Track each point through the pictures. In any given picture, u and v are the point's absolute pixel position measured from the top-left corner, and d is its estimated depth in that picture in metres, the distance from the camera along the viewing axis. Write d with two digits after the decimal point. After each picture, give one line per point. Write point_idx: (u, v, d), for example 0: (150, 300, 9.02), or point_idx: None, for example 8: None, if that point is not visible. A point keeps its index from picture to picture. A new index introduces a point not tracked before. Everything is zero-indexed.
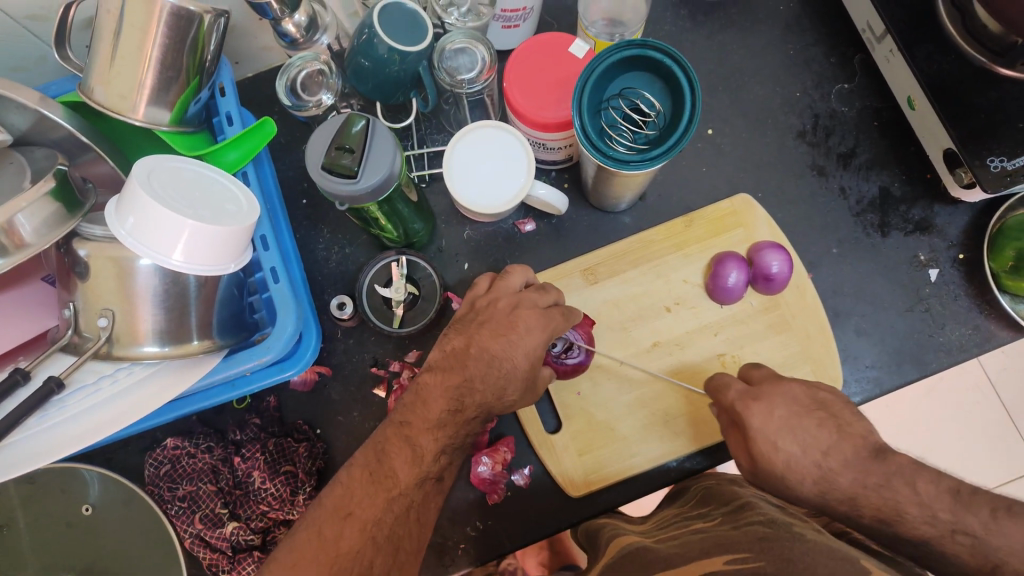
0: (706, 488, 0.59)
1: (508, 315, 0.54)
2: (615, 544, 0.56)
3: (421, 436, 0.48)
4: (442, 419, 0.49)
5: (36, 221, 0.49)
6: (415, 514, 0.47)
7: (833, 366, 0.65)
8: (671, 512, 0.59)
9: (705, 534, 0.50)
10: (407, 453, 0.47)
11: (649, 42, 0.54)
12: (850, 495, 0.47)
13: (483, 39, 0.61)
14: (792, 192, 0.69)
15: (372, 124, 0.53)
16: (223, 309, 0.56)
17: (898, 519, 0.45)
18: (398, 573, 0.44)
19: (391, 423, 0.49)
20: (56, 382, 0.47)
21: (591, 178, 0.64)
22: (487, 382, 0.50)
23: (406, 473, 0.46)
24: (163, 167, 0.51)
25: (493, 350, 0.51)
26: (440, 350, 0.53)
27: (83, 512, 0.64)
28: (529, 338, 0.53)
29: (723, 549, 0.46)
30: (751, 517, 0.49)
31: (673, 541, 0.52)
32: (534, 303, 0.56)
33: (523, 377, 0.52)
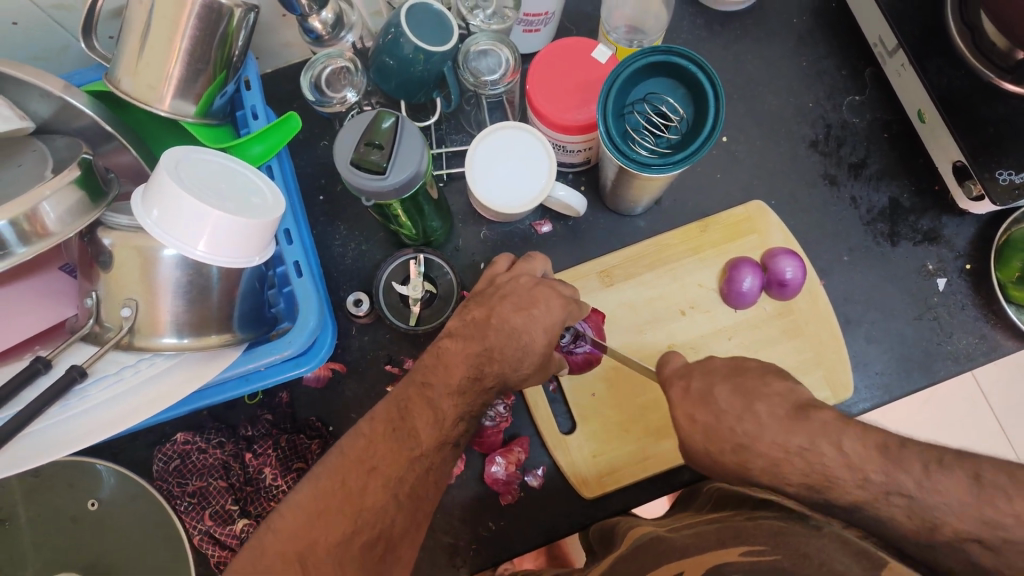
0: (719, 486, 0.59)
1: (530, 291, 0.55)
2: (631, 535, 0.56)
3: (444, 403, 0.49)
4: (463, 385, 0.50)
5: (61, 209, 0.49)
6: (433, 476, 0.48)
7: (844, 371, 0.66)
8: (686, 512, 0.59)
9: (720, 523, 0.50)
10: (428, 415, 0.48)
11: (674, 48, 0.55)
12: (772, 461, 0.45)
13: (507, 41, 0.62)
14: (804, 201, 0.71)
15: (400, 122, 0.53)
16: (245, 303, 0.56)
17: (827, 485, 0.43)
18: (415, 529, 0.47)
19: (413, 383, 0.49)
20: (79, 371, 0.47)
21: (611, 180, 0.65)
22: (506, 353, 0.52)
23: (429, 434, 0.47)
24: (189, 159, 0.51)
25: (512, 322, 0.52)
26: (461, 318, 0.54)
27: (89, 507, 0.63)
28: (549, 315, 0.54)
29: (738, 540, 0.45)
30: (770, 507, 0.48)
31: (688, 530, 0.52)
32: (554, 283, 0.57)
33: (541, 354, 0.53)
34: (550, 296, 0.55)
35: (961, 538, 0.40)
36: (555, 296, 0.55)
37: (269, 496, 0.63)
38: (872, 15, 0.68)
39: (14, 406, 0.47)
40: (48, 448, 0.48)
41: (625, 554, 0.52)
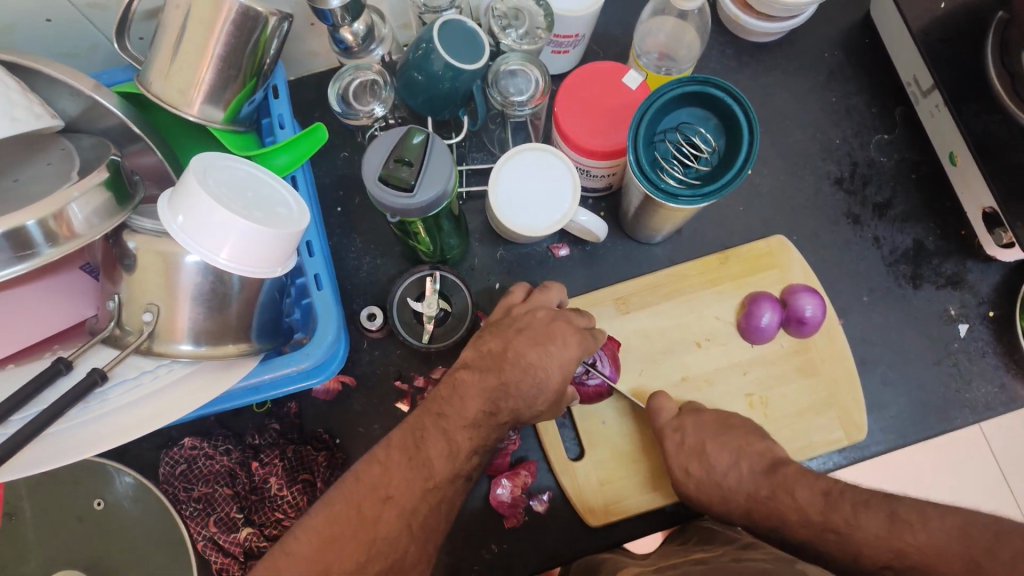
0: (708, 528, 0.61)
1: (546, 326, 0.55)
2: (619, 573, 0.56)
3: (461, 437, 0.48)
4: (477, 418, 0.49)
5: (89, 210, 0.48)
6: (444, 506, 0.48)
7: (860, 413, 0.65)
8: (673, 548, 0.60)
9: (706, 565, 0.51)
10: (443, 446, 0.47)
11: (711, 80, 0.55)
12: (745, 508, 0.55)
13: (537, 63, 0.61)
14: (827, 238, 0.70)
15: (430, 140, 0.53)
16: (264, 313, 0.55)
17: (783, 525, 0.52)
18: (425, 557, 0.47)
19: (428, 412, 0.49)
20: (99, 375, 0.47)
21: (633, 209, 0.64)
22: (521, 388, 0.51)
23: (443, 466, 0.47)
24: (216, 166, 0.50)
25: (529, 359, 0.52)
26: (476, 350, 0.53)
27: (95, 507, 0.63)
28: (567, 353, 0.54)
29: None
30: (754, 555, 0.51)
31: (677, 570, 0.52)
32: (567, 316, 0.57)
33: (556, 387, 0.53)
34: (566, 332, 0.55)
35: (879, 567, 0.45)
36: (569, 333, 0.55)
37: (274, 505, 0.62)
38: (906, 54, 0.68)
39: (33, 406, 0.47)
40: (62, 451, 0.48)
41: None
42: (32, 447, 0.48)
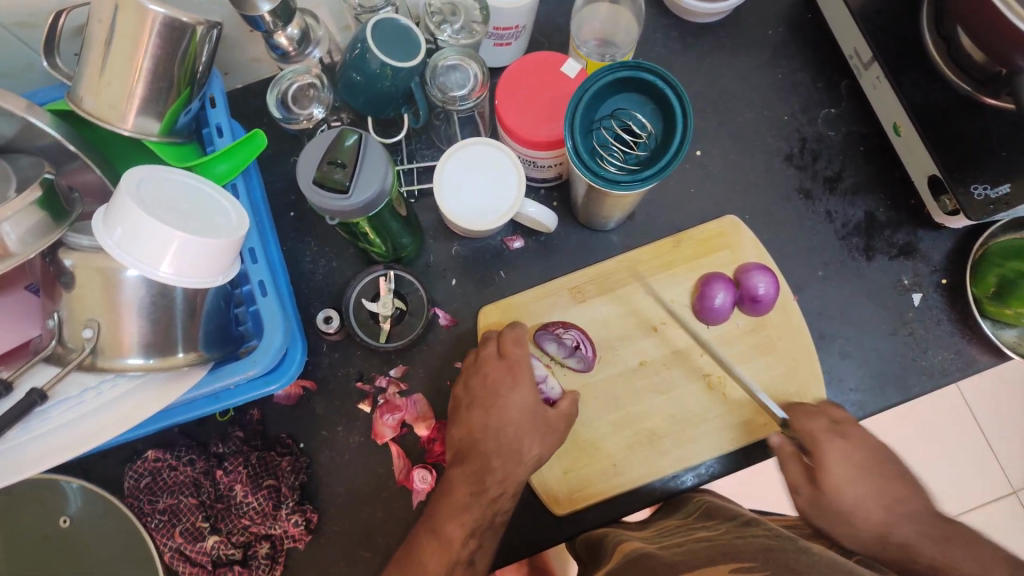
0: (707, 502, 0.61)
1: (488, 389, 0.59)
2: (619, 550, 0.57)
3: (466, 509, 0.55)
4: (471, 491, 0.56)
5: (21, 230, 0.50)
6: None
7: (818, 387, 0.66)
8: (674, 524, 0.60)
9: (709, 542, 0.53)
10: (435, 546, 0.53)
11: (641, 64, 0.55)
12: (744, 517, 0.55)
13: (475, 56, 0.61)
14: (780, 215, 0.70)
15: (364, 139, 0.54)
16: (210, 322, 0.56)
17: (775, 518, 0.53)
18: None
19: (420, 527, 0.55)
20: (39, 394, 0.47)
21: (581, 198, 0.66)
22: (499, 454, 0.57)
23: (435, 560, 0.52)
24: (153, 180, 0.51)
25: (497, 428, 0.58)
26: (451, 445, 0.59)
27: (60, 524, 0.63)
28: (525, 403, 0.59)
29: (728, 557, 0.48)
30: (757, 532, 0.52)
31: (676, 548, 0.53)
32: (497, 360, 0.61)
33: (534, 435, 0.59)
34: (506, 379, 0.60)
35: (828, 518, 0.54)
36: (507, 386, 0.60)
37: (240, 513, 0.62)
38: (846, 28, 0.68)
39: None
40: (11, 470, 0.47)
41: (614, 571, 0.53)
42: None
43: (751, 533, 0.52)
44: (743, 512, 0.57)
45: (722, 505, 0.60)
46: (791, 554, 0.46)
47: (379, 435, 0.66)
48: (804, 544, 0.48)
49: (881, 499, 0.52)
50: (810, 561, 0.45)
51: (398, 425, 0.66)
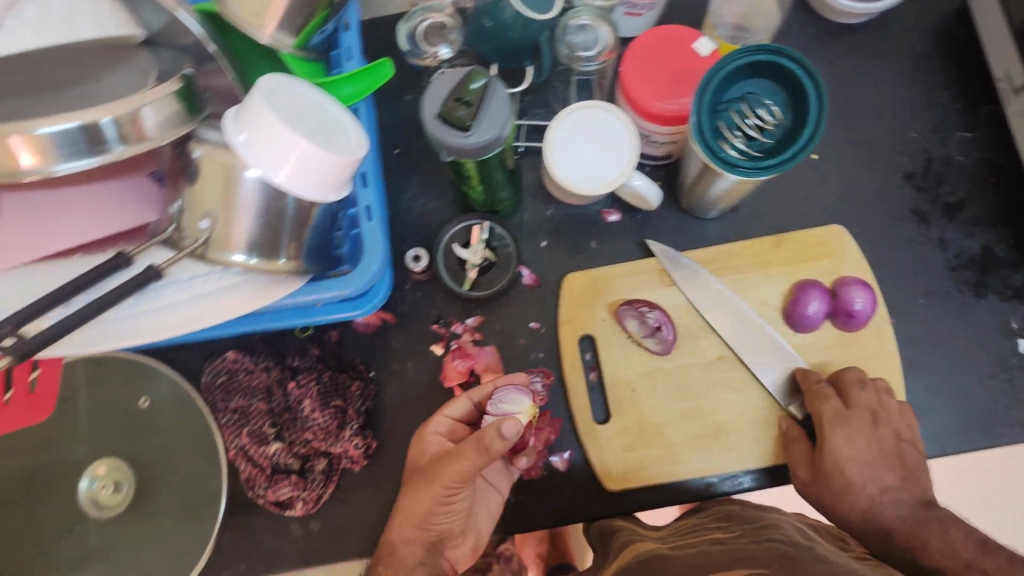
0: (729, 509, 0.61)
1: (415, 448, 0.61)
2: (630, 548, 0.58)
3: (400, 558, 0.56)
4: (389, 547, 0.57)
5: (160, 116, 0.52)
6: None
7: (899, 415, 0.63)
8: (694, 524, 0.60)
9: (723, 546, 0.53)
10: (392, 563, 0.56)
11: (783, 50, 0.54)
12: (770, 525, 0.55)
13: (608, 20, 0.61)
14: (890, 234, 0.67)
15: (492, 84, 0.54)
16: (315, 236, 0.57)
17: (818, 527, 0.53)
18: None
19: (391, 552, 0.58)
20: (156, 273, 0.49)
21: (691, 177, 0.64)
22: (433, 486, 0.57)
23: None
24: (287, 88, 0.53)
25: (408, 479, 0.60)
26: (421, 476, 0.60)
27: (140, 404, 0.68)
28: (419, 447, 0.61)
29: (740, 562, 0.48)
30: (774, 537, 0.52)
31: (691, 549, 0.54)
32: (441, 411, 0.62)
33: (415, 489, 0.57)
34: (438, 425, 0.61)
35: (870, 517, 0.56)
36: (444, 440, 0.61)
37: (305, 426, 0.65)
38: (1002, 48, 0.64)
39: (96, 292, 0.50)
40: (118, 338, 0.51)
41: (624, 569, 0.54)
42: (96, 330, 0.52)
43: (770, 538, 0.52)
44: (767, 517, 0.57)
45: (740, 511, 0.60)
46: (811, 561, 0.46)
47: (448, 378, 0.68)
48: (821, 552, 0.48)
49: (874, 483, 0.57)
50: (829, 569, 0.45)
51: (467, 372, 0.67)
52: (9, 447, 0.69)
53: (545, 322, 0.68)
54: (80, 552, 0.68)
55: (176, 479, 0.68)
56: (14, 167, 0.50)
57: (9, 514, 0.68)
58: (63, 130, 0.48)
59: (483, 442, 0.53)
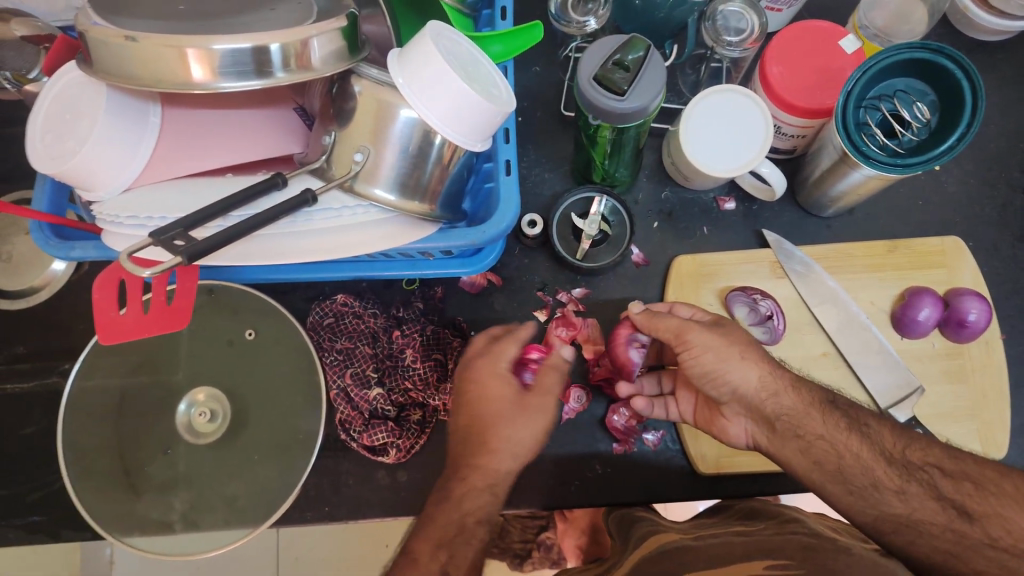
0: (750, 507, 0.63)
1: (484, 385, 0.57)
2: (653, 537, 0.60)
3: (496, 477, 0.55)
4: (492, 474, 0.55)
5: (326, 50, 0.52)
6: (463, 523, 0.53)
7: (1000, 432, 0.63)
8: (708, 519, 0.64)
9: (748, 537, 0.57)
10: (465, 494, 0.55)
11: (944, 51, 0.54)
12: (785, 522, 0.58)
13: (758, 10, 0.62)
14: (1006, 253, 0.68)
15: (650, 53, 0.55)
16: (452, 184, 0.59)
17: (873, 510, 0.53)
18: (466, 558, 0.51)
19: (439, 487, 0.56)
20: (311, 195, 0.52)
21: (818, 172, 0.63)
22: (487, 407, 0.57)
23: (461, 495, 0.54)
24: (451, 34, 0.54)
25: (486, 416, 0.56)
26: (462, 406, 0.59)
27: (245, 335, 0.68)
28: (489, 386, 0.57)
29: (767, 556, 0.53)
30: (796, 529, 0.56)
31: (713, 539, 0.58)
32: (503, 352, 0.59)
33: (526, 420, 0.57)
34: (505, 367, 0.58)
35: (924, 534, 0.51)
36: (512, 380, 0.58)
37: (406, 375, 0.65)
38: None
39: (249, 210, 0.53)
40: (270, 255, 0.54)
41: (652, 558, 0.57)
42: (249, 246, 0.55)
43: (792, 531, 0.56)
44: (785, 510, 0.60)
45: (764, 508, 0.62)
46: (832, 556, 0.52)
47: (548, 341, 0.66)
48: (839, 547, 0.54)
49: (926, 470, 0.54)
50: (849, 565, 0.51)
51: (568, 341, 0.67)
52: (111, 365, 0.68)
53: (648, 301, 0.69)
54: (169, 475, 0.66)
55: (271, 414, 0.67)
56: (185, 79, 0.50)
57: (100, 430, 0.66)
58: (233, 49, 0.49)
59: (560, 365, 0.60)
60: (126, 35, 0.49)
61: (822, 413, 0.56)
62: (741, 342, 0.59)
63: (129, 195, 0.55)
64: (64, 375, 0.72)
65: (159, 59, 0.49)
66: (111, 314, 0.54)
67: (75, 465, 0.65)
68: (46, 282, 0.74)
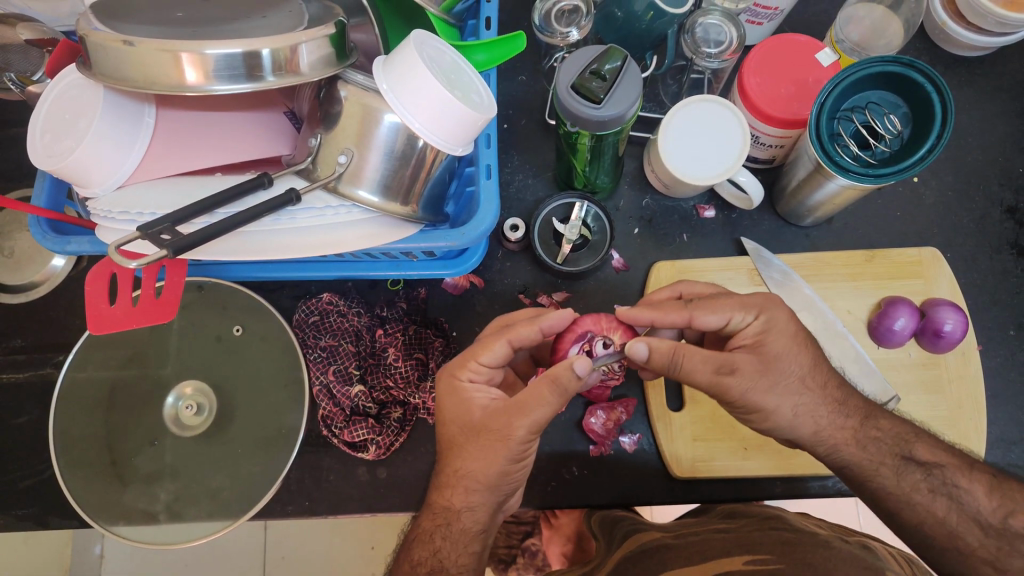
0: (732, 508, 0.65)
1: (454, 399, 0.53)
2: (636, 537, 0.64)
3: (457, 516, 0.52)
4: (451, 513, 0.52)
5: (314, 56, 0.54)
6: (441, 533, 0.53)
7: (975, 440, 0.64)
8: (692, 520, 0.66)
9: (727, 534, 0.59)
10: (454, 507, 0.52)
11: (916, 64, 0.56)
12: (764, 522, 0.59)
13: (737, 22, 0.63)
14: (984, 264, 0.69)
15: (627, 64, 0.56)
16: (434, 187, 0.61)
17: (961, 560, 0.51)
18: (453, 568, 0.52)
19: (429, 516, 0.54)
20: (294, 196, 0.54)
21: (796, 181, 0.64)
22: (451, 414, 0.53)
23: (459, 507, 0.52)
24: (433, 43, 0.56)
25: (452, 435, 0.53)
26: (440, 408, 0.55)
27: (233, 332, 0.70)
28: (460, 400, 0.53)
29: (744, 550, 0.54)
30: (776, 526, 0.57)
31: (693, 537, 0.61)
32: (475, 357, 0.53)
33: (483, 451, 0.51)
34: (474, 372, 0.54)
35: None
36: (484, 389, 0.53)
37: (387, 373, 0.68)
38: None
39: (235, 208, 0.55)
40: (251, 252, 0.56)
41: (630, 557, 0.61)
42: (233, 242, 0.56)
43: (773, 527, 0.57)
44: (768, 508, 0.62)
45: (743, 508, 0.64)
46: (812, 548, 0.51)
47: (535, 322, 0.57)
48: (821, 540, 0.53)
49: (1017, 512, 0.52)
50: (829, 558, 0.49)
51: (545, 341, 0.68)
52: (102, 358, 0.70)
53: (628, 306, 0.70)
54: (155, 466, 0.67)
55: (256, 410, 0.68)
56: (178, 82, 0.52)
57: (90, 421, 0.68)
58: (226, 53, 0.51)
59: (551, 377, 0.48)
60: (125, 39, 0.51)
61: (899, 465, 0.53)
62: (794, 367, 0.52)
63: (122, 193, 0.57)
64: (58, 367, 0.74)
65: (155, 63, 0.51)
66: (101, 307, 0.55)
67: (64, 454, 0.67)
68: (44, 278, 0.76)
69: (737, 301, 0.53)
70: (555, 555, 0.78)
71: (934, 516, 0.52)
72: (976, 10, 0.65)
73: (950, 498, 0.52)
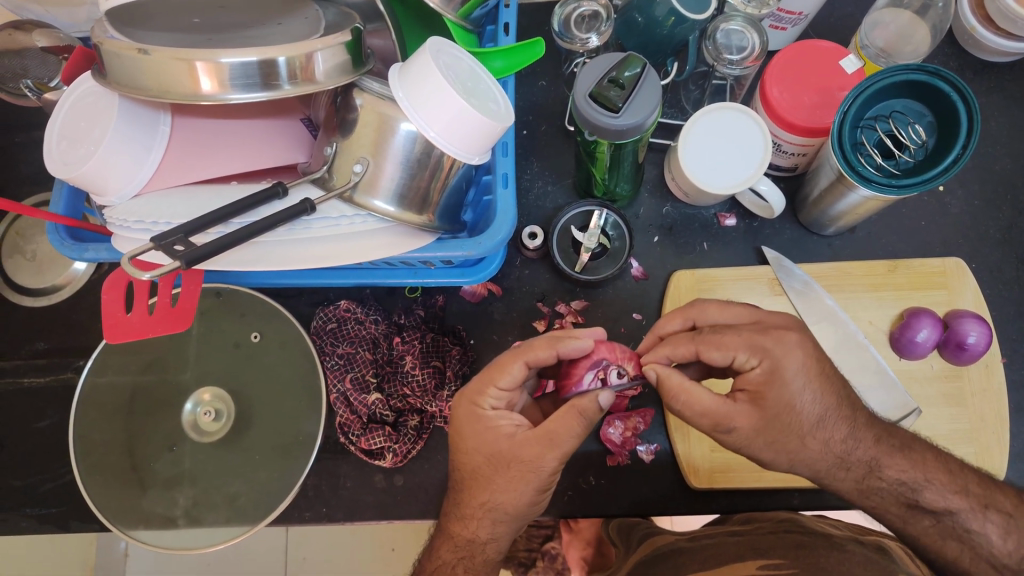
0: (747, 516, 0.65)
1: (477, 427, 0.52)
2: (648, 543, 0.66)
3: (482, 548, 0.54)
4: (476, 546, 0.54)
5: (330, 63, 0.53)
6: (462, 565, 0.55)
7: (998, 455, 0.63)
8: (704, 529, 0.65)
9: (739, 538, 0.59)
10: (481, 522, 0.53)
11: (941, 72, 0.54)
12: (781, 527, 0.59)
13: (759, 28, 0.62)
14: (1009, 275, 0.68)
15: (646, 72, 0.55)
16: (450, 198, 0.60)
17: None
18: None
19: (451, 540, 0.55)
20: (310, 206, 0.53)
21: (818, 190, 0.63)
22: (474, 446, 0.52)
23: (483, 534, 0.53)
24: (450, 50, 0.54)
25: (476, 465, 0.52)
26: (453, 426, 0.54)
27: (251, 338, 0.71)
28: (484, 429, 0.52)
29: (757, 556, 0.54)
30: (791, 532, 0.57)
31: (706, 542, 0.61)
32: (493, 383, 0.52)
33: (512, 482, 0.51)
34: (495, 399, 0.53)
35: None
36: (508, 415, 0.52)
37: (405, 382, 0.67)
38: None
39: (250, 218, 0.55)
40: (269, 262, 0.56)
41: (646, 561, 0.63)
42: (249, 251, 0.56)
43: (787, 532, 0.57)
44: (782, 513, 0.64)
45: (758, 517, 0.64)
46: (824, 553, 0.52)
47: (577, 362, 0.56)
48: (835, 542, 0.54)
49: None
50: (840, 562, 0.50)
51: None
52: (120, 364, 0.70)
53: (647, 315, 0.69)
54: (174, 472, 0.68)
55: (270, 420, 0.68)
56: (193, 91, 0.51)
57: (110, 427, 0.69)
58: (241, 62, 0.50)
59: (578, 410, 0.49)
60: (139, 48, 0.50)
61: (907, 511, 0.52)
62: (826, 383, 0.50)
63: (139, 202, 0.57)
64: (78, 372, 0.74)
65: (169, 72, 0.50)
66: (118, 315, 0.55)
67: (84, 459, 0.67)
68: (67, 281, 0.77)
69: (743, 338, 0.49)
70: (575, 560, 0.75)
71: (943, 556, 0.52)
72: (1006, 15, 0.64)
73: (961, 542, 0.51)
